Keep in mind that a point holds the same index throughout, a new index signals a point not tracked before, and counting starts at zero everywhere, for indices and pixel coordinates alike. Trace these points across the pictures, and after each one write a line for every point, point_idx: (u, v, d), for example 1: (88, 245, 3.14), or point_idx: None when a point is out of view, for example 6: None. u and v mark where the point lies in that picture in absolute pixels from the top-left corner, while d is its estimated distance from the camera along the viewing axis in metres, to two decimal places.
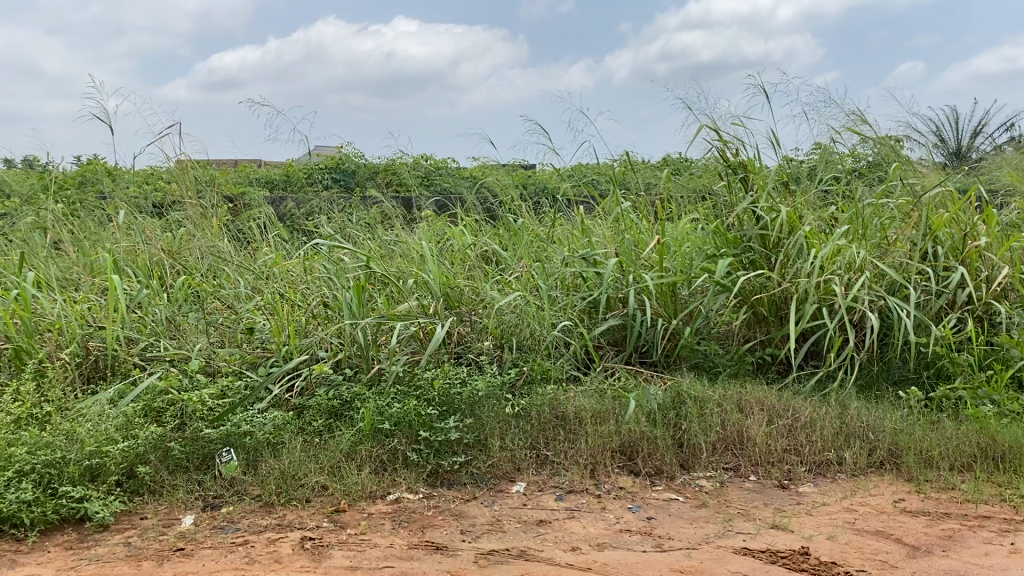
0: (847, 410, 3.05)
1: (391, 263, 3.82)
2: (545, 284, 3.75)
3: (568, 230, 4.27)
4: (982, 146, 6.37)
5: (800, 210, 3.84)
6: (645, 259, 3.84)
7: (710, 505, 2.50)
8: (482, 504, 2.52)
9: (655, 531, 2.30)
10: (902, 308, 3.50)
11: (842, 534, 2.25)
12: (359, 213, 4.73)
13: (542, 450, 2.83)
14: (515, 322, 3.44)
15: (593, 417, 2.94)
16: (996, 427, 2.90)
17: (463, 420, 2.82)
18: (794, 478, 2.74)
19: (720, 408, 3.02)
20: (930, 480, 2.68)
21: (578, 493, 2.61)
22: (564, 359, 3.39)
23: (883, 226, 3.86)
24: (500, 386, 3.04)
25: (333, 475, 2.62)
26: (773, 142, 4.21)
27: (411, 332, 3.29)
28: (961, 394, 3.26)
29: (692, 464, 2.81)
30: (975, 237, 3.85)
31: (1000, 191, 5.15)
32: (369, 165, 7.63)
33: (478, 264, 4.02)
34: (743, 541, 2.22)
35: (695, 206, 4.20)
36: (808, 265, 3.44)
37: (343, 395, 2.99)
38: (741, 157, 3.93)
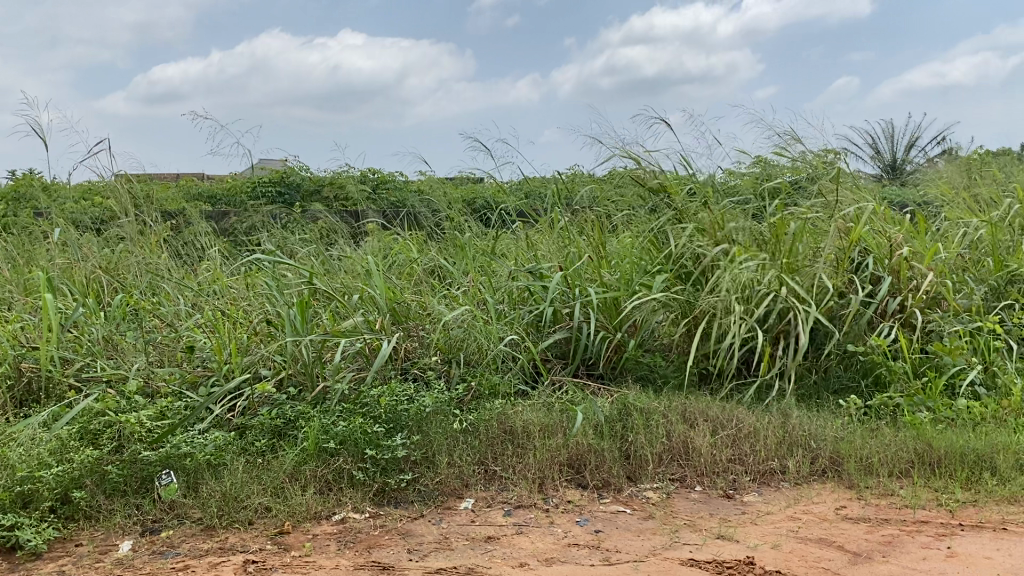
0: (789, 419, 3.12)
1: (336, 279, 3.78)
2: (492, 298, 3.75)
3: (513, 244, 4.27)
4: (917, 158, 6.57)
5: (724, 222, 3.92)
6: (588, 273, 3.86)
7: (656, 517, 2.52)
8: (429, 522, 2.49)
9: (602, 544, 2.31)
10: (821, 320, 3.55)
11: (786, 543, 2.28)
12: (303, 228, 4.68)
13: (491, 465, 2.82)
14: (462, 338, 3.44)
15: (540, 432, 2.94)
16: (932, 434, 2.97)
17: (410, 437, 2.79)
18: (739, 488, 2.77)
19: (665, 419, 3.06)
20: (870, 486, 2.73)
21: (526, 508, 2.60)
22: (511, 374, 3.38)
23: (818, 238, 3.95)
24: (448, 403, 3.03)
25: (276, 496, 2.57)
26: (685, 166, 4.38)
27: (356, 349, 3.25)
28: (898, 402, 3.32)
29: (639, 476, 2.82)
30: (899, 247, 3.96)
31: (933, 202, 5.29)
32: (315, 179, 7.55)
33: (425, 279, 4.01)
34: (690, 552, 2.23)
35: (636, 219, 4.26)
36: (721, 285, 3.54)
37: (286, 415, 2.95)
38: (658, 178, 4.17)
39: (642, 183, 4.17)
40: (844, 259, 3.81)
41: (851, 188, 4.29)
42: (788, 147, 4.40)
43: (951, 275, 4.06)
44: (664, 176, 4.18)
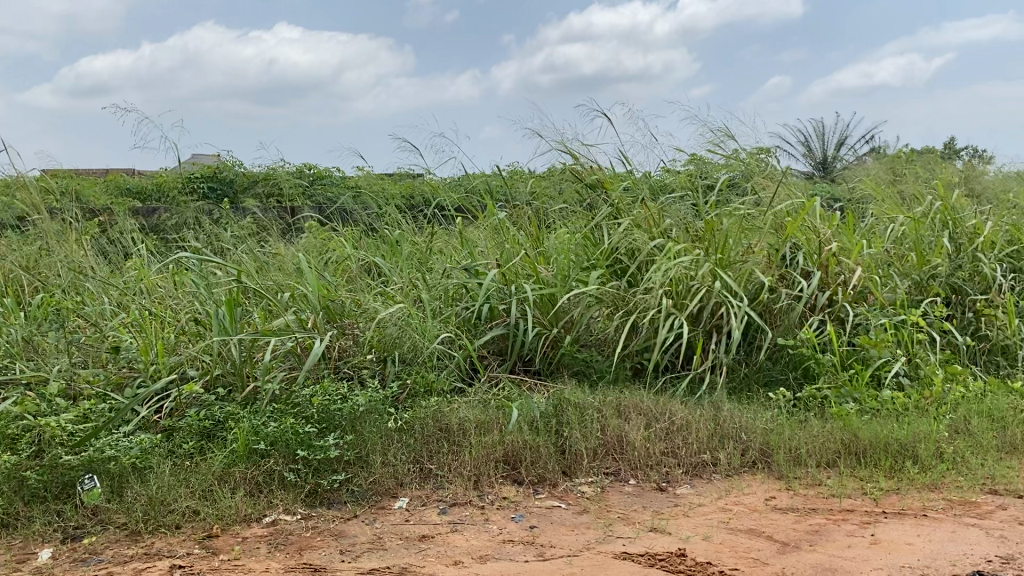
0: (720, 412, 3.17)
1: (267, 277, 3.72)
2: (428, 295, 3.70)
3: (449, 240, 4.25)
4: (847, 156, 6.74)
5: (661, 220, 4.02)
6: (525, 269, 3.86)
7: (591, 511, 2.54)
8: (362, 522, 2.47)
9: (537, 539, 2.32)
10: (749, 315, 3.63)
11: (717, 534, 2.32)
12: (235, 223, 4.59)
13: (426, 464, 2.80)
14: (396, 336, 3.36)
15: (476, 428, 2.93)
16: (858, 424, 3.05)
17: (343, 437, 2.75)
18: (671, 480, 2.81)
19: (600, 414, 3.08)
20: (798, 477, 2.79)
21: (462, 506, 2.60)
22: (447, 371, 3.36)
23: (750, 234, 4.02)
24: (383, 401, 2.99)
25: (204, 500, 2.52)
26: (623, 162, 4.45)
27: (287, 348, 3.22)
28: (826, 394, 3.40)
29: (574, 470, 2.84)
30: (828, 243, 4.06)
31: (861, 199, 5.44)
32: (248, 174, 7.40)
33: (360, 277, 3.97)
34: (623, 546, 2.26)
35: (571, 216, 4.29)
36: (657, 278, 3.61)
37: (215, 416, 2.88)
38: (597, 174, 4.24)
39: (580, 177, 4.21)
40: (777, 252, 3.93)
41: (781, 184, 4.38)
42: (722, 144, 4.50)
43: (876, 269, 4.19)
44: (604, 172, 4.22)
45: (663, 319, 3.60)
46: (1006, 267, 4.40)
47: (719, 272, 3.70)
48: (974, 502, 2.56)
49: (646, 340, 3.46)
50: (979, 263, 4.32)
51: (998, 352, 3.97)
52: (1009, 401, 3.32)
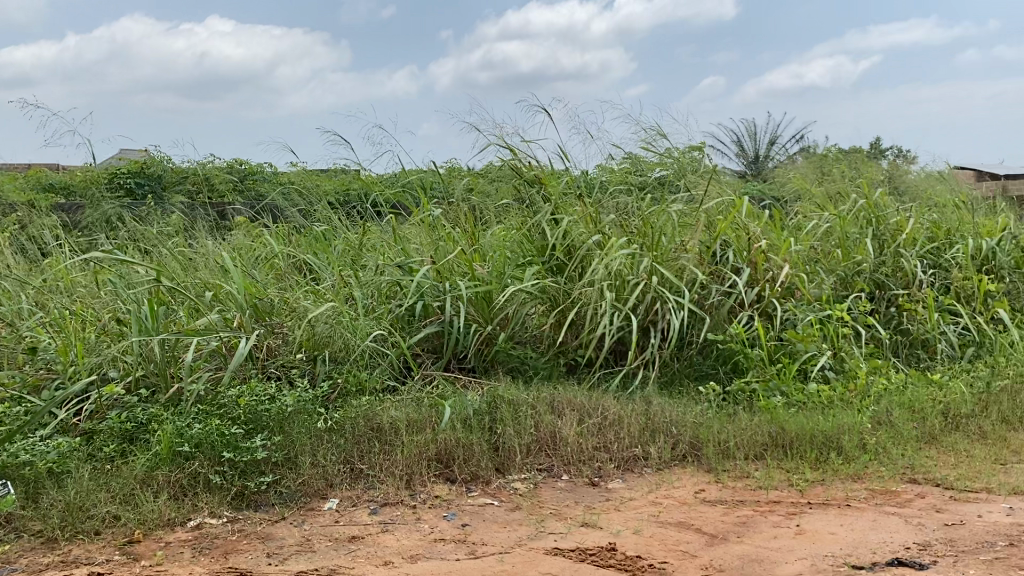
0: (652, 406, 3.21)
1: (193, 275, 3.64)
2: (360, 293, 3.67)
3: (381, 237, 4.21)
4: (778, 154, 6.89)
5: (599, 217, 4.04)
6: (460, 267, 3.84)
7: (523, 507, 2.54)
8: (290, 524, 2.43)
9: (469, 537, 2.31)
10: (682, 311, 3.69)
11: (647, 528, 2.35)
12: (161, 219, 4.48)
13: (356, 464, 2.77)
14: (327, 334, 3.35)
15: (408, 427, 2.90)
16: (785, 417, 3.12)
17: (270, 438, 2.70)
18: (604, 475, 2.84)
19: (533, 410, 3.08)
20: (727, 470, 2.85)
21: (393, 505, 2.58)
22: (380, 370, 3.33)
23: (681, 231, 4.07)
24: (312, 401, 2.94)
25: (126, 504, 2.45)
26: (562, 158, 4.47)
27: (213, 348, 3.16)
28: (754, 387, 3.47)
29: (507, 467, 2.85)
30: (757, 240, 4.15)
31: (791, 196, 5.57)
32: (177, 169, 7.22)
33: (290, 275, 3.91)
34: (555, 541, 2.27)
35: (506, 213, 4.28)
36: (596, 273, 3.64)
37: (137, 417, 2.80)
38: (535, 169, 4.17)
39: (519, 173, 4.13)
40: (711, 249, 4.00)
41: (713, 183, 4.45)
42: (656, 142, 4.55)
43: (803, 266, 4.29)
44: (540, 167, 4.16)
45: (600, 315, 3.62)
46: (926, 264, 4.55)
47: (656, 266, 3.75)
48: (894, 491, 2.64)
49: (582, 337, 3.48)
50: (901, 259, 4.47)
51: (918, 345, 4.11)
52: (928, 393, 3.43)
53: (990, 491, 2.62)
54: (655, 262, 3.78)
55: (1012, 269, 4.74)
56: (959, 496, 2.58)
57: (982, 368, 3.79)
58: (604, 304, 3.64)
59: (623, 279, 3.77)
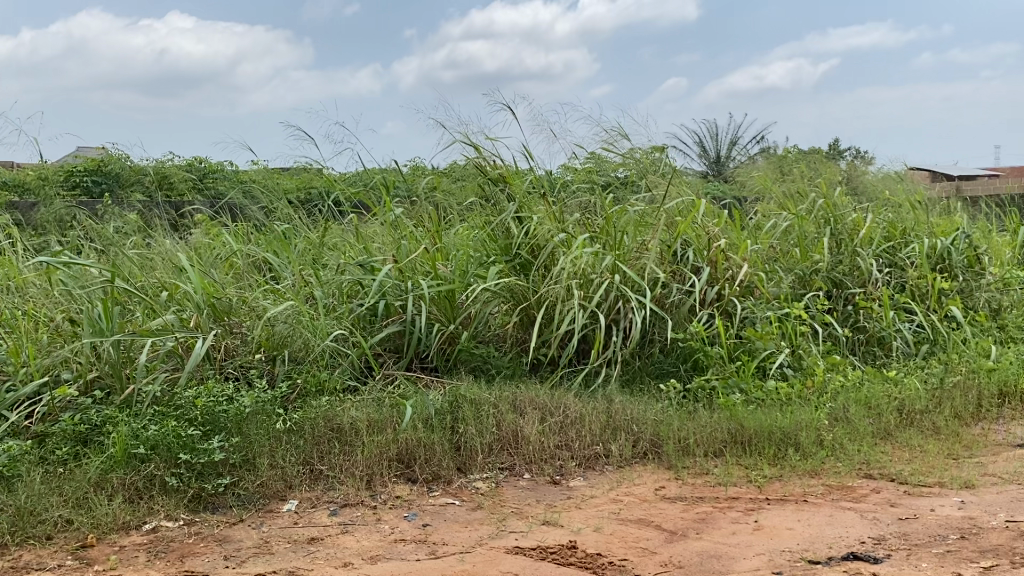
0: (613, 404, 3.22)
1: (149, 275, 3.59)
2: (320, 292, 3.64)
3: (342, 235, 4.18)
4: (738, 154, 6.96)
5: (562, 216, 4.05)
6: (422, 266, 3.83)
7: (485, 506, 2.54)
8: (249, 527, 2.41)
9: (429, 538, 2.30)
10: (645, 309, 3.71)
11: (607, 525, 2.36)
12: (117, 218, 4.40)
13: (316, 465, 2.74)
14: (287, 333, 3.33)
15: (368, 428, 2.88)
16: (744, 414, 3.15)
17: (228, 439, 2.67)
18: (565, 473, 2.85)
19: (495, 409, 3.08)
20: (686, 466, 2.87)
21: (353, 506, 2.56)
22: (340, 370, 3.30)
23: (643, 230, 4.11)
24: (271, 402, 2.91)
25: (79, 508, 2.41)
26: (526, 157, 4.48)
27: (169, 348, 3.12)
28: (714, 385, 3.51)
29: (468, 467, 2.84)
30: (716, 240, 4.20)
31: (751, 196, 5.64)
32: (134, 168, 7.11)
33: (249, 274, 3.87)
34: (516, 540, 2.27)
35: (468, 212, 4.28)
36: (560, 271, 3.65)
37: (91, 420, 2.75)
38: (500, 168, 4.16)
39: (483, 172, 4.12)
40: (673, 248, 4.03)
41: (674, 183, 4.49)
42: (618, 143, 4.58)
43: (762, 265, 4.35)
44: (505, 166, 4.16)
45: (564, 313, 3.63)
46: (881, 263, 4.63)
47: (620, 265, 3.77)
48: (850, 486, 2.68)
49: (544, 336, 3.49)
50: (857, 258, 4.54)
51: (874, 343, 4.17)
52: (883, 389, 3.49)
53: (943, 485, 2.67)
54: (618, 261, 3.81)
55: (965, 267, 4.84)
56: (912, 490, 2.63)
57: (935, 365, 3.86)
58: (567, 302, 3.66)
59: (587, 277, 3.80)
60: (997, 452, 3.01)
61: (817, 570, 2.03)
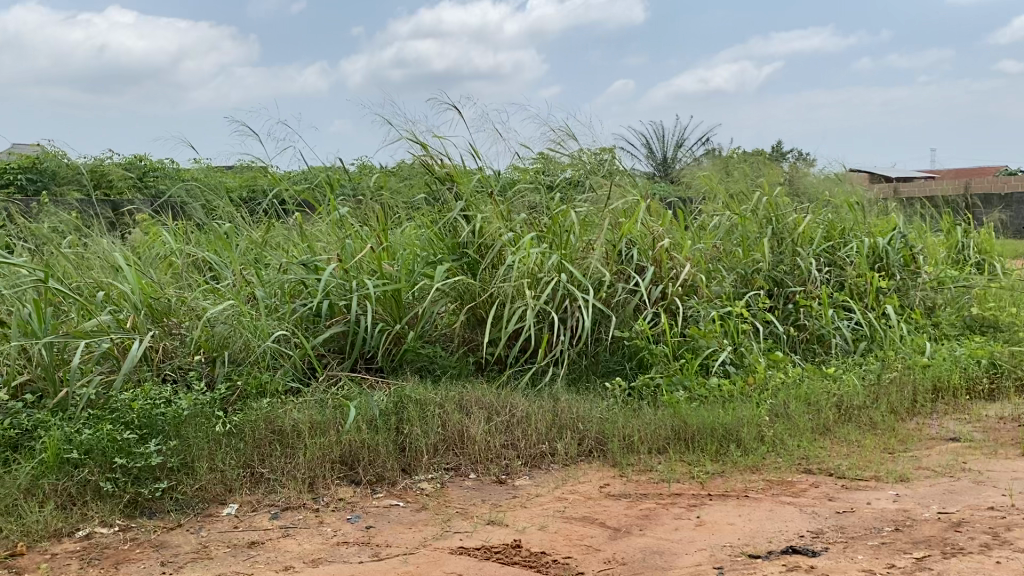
0: (559, 403, 3.23)
1: (84, 275, 3.50)
2: (262, 293, 3.58)
3: (286, 234, 4.13)
4: (684, 154, 7.05)
5: (509, 215, 4.05)
6: (367, 265, 3.79)
7: (429, 507, 2.53)
8: (187, 531, 2.36)
9: (373, 540, 2.29)
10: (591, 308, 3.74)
11: (552, 524, 2.37)
12: (52, 216, 4.28)
13: (257, 468, 2.70)
14: (227, 333, 3.27)
15: (311, 430, 2.84)
16: (688, 411, 3.19)
17: (165, 443, 2.61)
18: (511, 472, 2.86)
19: (441, 409, 3.06)
20: (631, 464, 2.90)
21: (295, 509, 2.53)
22: (283, 372, 3.26)
23: (589, 230, 4.13)
24: (211, 404, 2.85)
25: (8, 515, 2.35)
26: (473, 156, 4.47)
27: (104, 350, 3.04)
28: (658, 382, 3.54)
29: (413, 468, 2.83)
30: (661, 239, 4.24)
31: (696, 196, 5.72)
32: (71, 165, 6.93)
33: (190, 274, 3.80)
34: (460, 540, 2.26)
35: (414, 212, 4.25)
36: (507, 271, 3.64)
37: (22, 424, 2.67)
38: (447, 166, 4.12)
39: (429, 170, 4.09)
40: (618, 248, 4.07)
41: (621, 184, 4.52)
42: (567, 142, 4.60)
43: (705, 265, 4.42)
44: (451, 164, 4.13)
45: (511, 313, 3.63)
46: (821, 262, 4.73)
47: (566, 264, 3.78)
48: (789, 481, 2.73)
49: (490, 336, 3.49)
50: (798, 258, 4.64)
51: (814, 341, 4.26)
52: (822, 386, 3.57)
53: (879, 479, 2.74)
54: (564, 260, 3.82)
55: (901, 266, 4.97)
56: (850, 484, 2.69)
57: (873, 362, 3.96)
58: (513, 302, 3.66)
59: (535, 276, 3.80)
60: (931, 446, 3.10)
61: (757, 565, 2.07)
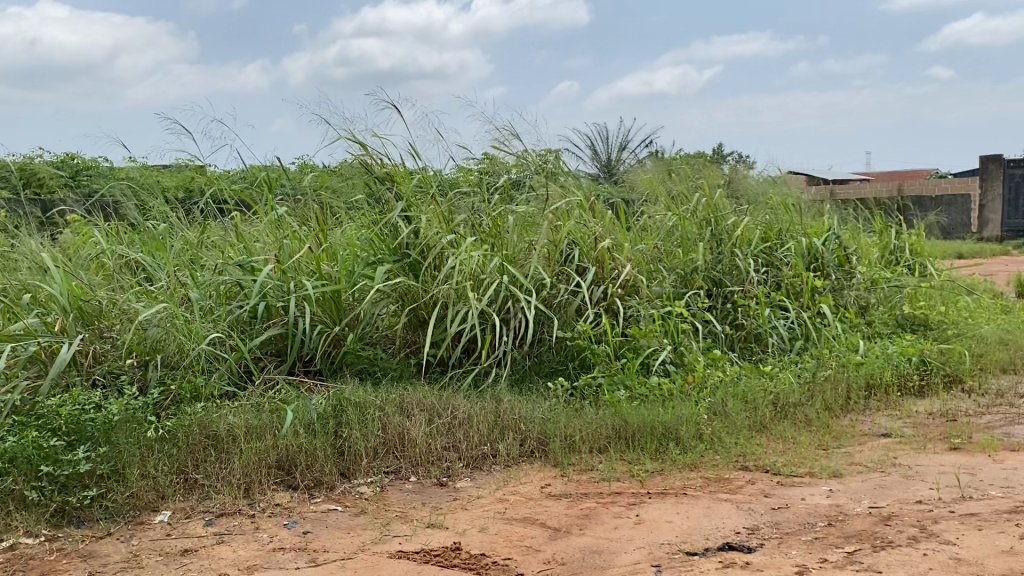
0: (502, 404, 3.23)
1: (10, 277, 3.39)
2: (196, 295, 3.51)
3: (222, 235, 4.06)
4: (628, 156, 7.13)
5: (451, 216, 4.03)
6: (306, 266, 3.75)
7: (368, 511, 2.51)
8: (117, 540, 2.30)
9: (310, 545, 2.26)
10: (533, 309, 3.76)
11: (492, 525, 2.37)
12: None
13: (191, 474, 2.65)
14: (160, 337, 3.20)
15: (246, 435, 2.78)
16: (628, 410, 3.22)
17: (95, 449, 2.54)
18: (452, 475, 2.85)
19: (381, 412, 3.03)
20: (572, 463, 2.91)
21: (230, 516, 2.49)
22: (218, 375, 3.20)
23: (530, 231, 4.14)
24: (143, 409, 2.78)
25: None
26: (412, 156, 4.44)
27: (31, 355, 2.95)
28: (600, 382, 3.57)
29: (352, 472, 2.81)
30: (602, 240, 4.28)
31: (638, 197, 5.78)
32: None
33: (122, 275, 3.71)
34: (400, 544, 2.25)
35: (354, 212, 4.21)
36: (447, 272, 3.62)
37: None
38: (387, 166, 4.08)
39: (369, 169, 4.04)
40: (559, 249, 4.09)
41: (564, 186, 4.55)
42: (510, 143, 4.61)
43: (646, 265, 4.47)
44: (391, 164, 4.09)
45: (453, 315, 3.63)
46: (759, 262, 4.83)
47: (508, 266, 3.78)
48: (727, 478, 2.78)
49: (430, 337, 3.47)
50: (736, 258, 4.72)
51: (751, 340, 4.33)
52: (760, 384, 3.64)
53: (813, 475, 2.80)
54: (505, 262, 3.81)
55: (836, 266, 5.09)
56: (785, 481, 2.75)
57: (808, 360, 4.05)
58: (454, 303, 3.65)
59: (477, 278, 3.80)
60: (863, 442, 3.18)
61: (694, 562, 2.09)
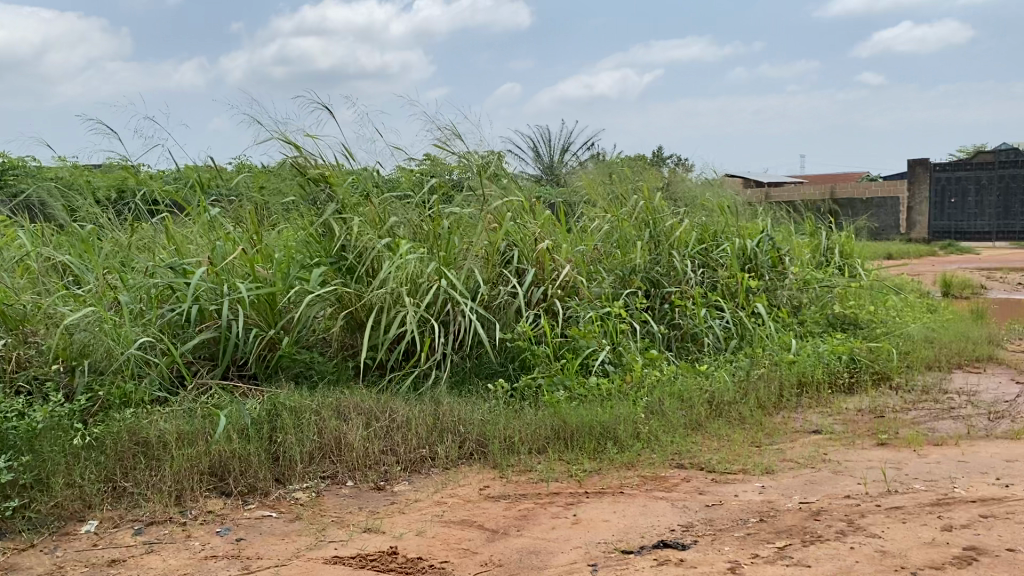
0: (440, 407, 3.22)
1: None
2: (126, 298, 3.43)
3: (153, 237, 3.96)
4: (569, 158, 7.19)
5: (387, 218, 4.01)
6: (239, 268, 3.68)
7: (303, 517, 2.47)
8: (40, 552, 2.23)
9: (243, 552, 2.22)
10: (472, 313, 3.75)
11: (429, 528, 2.36)
12: None
13: (119, 482, 2.59)
14: (87, 342, 3.11)
15: (177, 440, 2.71)
16: (567, 410, 3.24)
17: (17, 458, 2.45)
18: (389, 478, 2.84)
19: (317, 416, 2.99)
20: (511, 465, 2.92)
21: (160, 524, 2.43)
22: (148, 381, 3.12)
23: (469, 233, 4.13)
24: (69, 417, 2.70)
25: None
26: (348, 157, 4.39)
27: None
28: (539, 383, 3.59)
29: (287, 478, 2.77)
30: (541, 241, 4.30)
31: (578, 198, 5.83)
32: None
33: (48, 278, 3.60)
34: (335, 549, 2.23)
35: (290, 214, 4.15)
36: (384, 276, 3.60)
37: None
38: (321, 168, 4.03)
39: (303, 171, 3.99)
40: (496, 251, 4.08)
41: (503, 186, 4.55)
42: (450, 144, 4.59)
43: (585, 267, 4.51)
44: (326, 166, 4.05)
45: (390, 318, 3.60)
46: (695, 263, 4.90)
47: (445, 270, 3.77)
48: (663, 476, 2.82)
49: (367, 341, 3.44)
50: (673, 259, 4.79)
51: (688, 339, 4.40)
52: (696, 383, 3.70)
53: (746, 472, 2.86)
54: (442, 267, 3.80)
55: (770, 267, 5.21)
56: (719, 478, 2.80)
57: (742, 359, 4.13)
58: (390, 307, 3.63)
59: (416, 281, 3.78)
60: (795, 438, 3.26)
61: (629, 560, 2.12)
